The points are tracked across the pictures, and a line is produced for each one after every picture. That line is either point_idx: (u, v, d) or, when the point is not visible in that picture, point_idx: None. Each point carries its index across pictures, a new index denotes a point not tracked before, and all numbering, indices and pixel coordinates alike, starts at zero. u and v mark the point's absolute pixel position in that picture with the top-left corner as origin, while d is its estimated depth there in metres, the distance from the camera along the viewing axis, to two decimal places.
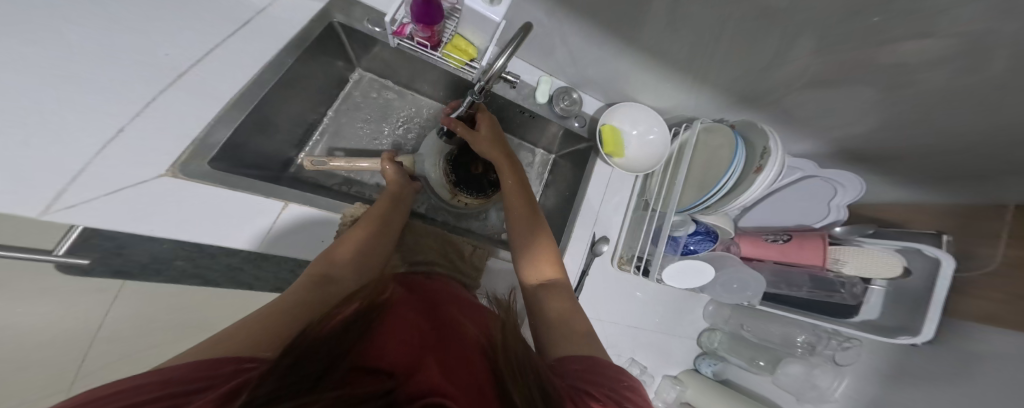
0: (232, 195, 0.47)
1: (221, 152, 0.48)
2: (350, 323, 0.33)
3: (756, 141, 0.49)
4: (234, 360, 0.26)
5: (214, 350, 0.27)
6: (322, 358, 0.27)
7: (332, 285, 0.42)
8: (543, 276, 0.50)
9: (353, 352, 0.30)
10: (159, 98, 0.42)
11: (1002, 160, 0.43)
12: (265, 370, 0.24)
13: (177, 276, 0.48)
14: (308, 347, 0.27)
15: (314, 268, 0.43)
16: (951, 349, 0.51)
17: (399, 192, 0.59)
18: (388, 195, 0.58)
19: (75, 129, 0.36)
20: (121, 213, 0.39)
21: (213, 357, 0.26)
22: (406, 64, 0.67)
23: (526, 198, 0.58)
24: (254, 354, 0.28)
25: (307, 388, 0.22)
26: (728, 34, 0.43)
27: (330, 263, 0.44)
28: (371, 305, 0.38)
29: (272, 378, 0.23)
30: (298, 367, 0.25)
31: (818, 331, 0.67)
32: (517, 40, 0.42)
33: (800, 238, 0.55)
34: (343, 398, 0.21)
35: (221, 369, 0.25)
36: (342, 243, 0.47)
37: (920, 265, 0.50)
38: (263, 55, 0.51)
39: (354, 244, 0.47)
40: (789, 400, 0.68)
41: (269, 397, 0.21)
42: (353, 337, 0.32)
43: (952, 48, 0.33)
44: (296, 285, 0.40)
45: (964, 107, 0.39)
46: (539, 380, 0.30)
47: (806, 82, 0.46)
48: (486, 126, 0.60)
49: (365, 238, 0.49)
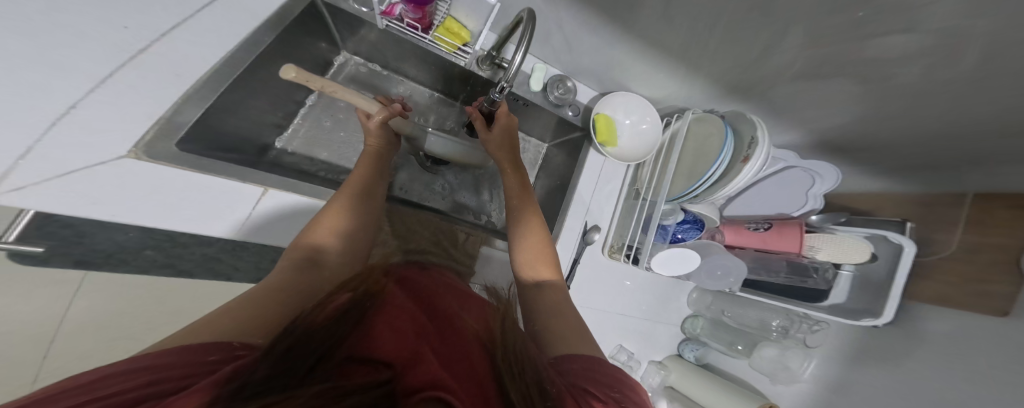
0: (201, 180, 0.43)
1: (191, 133, 0.44)
2: (341, 316, 0.32)
3: (742, 131, 0.52)
4: (224, 347, 0.24)
5: (204, 336, 0.25)
6: (314, 346, 0.25)
7: (320, 268, 0.40)
8: (537, 276, 0.51)
9: (344, 344, 0.28)
10: (117, 74, 0.38)
11: (966, 147, 0.47)
12: (252, 359, 0.23)
13: (146, 265, 0.44)
14: (297, 338, 0.26)
15: (302, 245, 0.42)
16: (906, 326, 0.56)
17: (382, 159, 0.57)
18: (369, 160, 0.56)
19: (21, 107, 0.33)
20: (76, 196, 0.36)
21: (206, 342, 0.24)
22: (393, 45, 0.64)
23: (524, 197, 0.59)
24: (246, 340, 0.26)
25: (296, 376, 0.21)
26: (722, 23, 0.44)
27: (319, 243, 0.43)
28: (365, 294, 0.37)
29: (262, 365, 0.21)
30: (289, 356, 0.23)
31: (791, 315, 0.71)
32: (529, 31, 0.45)
33: (780, 226, 0.58)
34: (332, 388, 0.20)
35: (215, 350, 0.23)
36: (322, 222, 0.45)
37: (886, 249, 0.54)
38: (241, 28, 0.48)
39: (339, 224, 0.46)
40: (763, 381, 0.73)
41: (259, 382, 0.19)
42: (345, 330, 0.30)
43: (930, 43, 0.36)
44: (279, 267, 0.39)
45: (935, 100, 0.42)
46: (537, 379, 0.30)
47: (793, 75, 0.48)
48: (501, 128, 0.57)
49: (352, 215, 0.48)
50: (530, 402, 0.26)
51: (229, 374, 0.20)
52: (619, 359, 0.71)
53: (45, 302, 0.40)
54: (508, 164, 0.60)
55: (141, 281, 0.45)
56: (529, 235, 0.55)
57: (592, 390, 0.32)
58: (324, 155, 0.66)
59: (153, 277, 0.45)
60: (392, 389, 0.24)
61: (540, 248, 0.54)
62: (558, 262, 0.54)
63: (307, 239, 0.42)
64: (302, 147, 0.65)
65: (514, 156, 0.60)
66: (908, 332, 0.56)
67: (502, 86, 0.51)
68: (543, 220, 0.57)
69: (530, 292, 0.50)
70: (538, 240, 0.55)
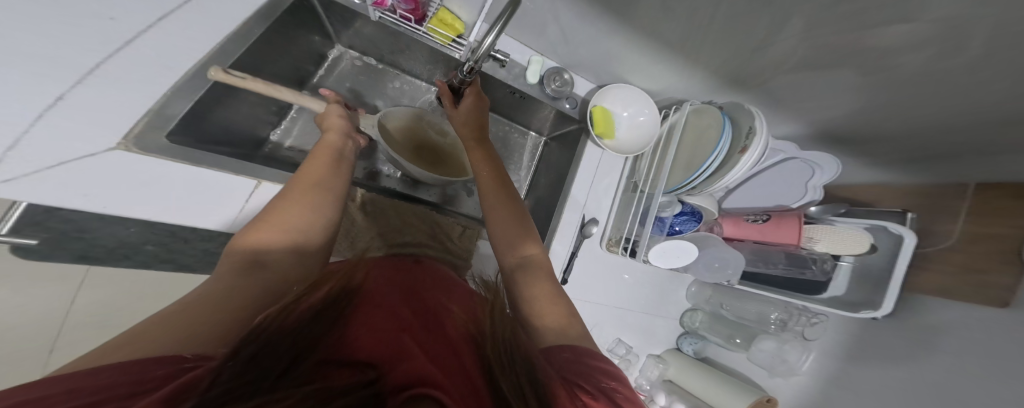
0: (186, 170, 0.43)
1: (182, 125, 0.44)
2: (318, 311, 0.31)
3: (742, 122, 0.51)
4: (168, 362, 0.21)
5: (149, 342, 0.22)
6: (286, 351, 0.24)
7: (269, 273, 0.32)
8: (521, 253, 0.50)
9: (320, 346, 0.27)
10: (108, 63, 0.38)
11: (965, 137, 0.47)
12: (222, 361, 0.21)
13: (148, 260, 0.46)
14: (270, 340, 0.25)
15: (240, 251, 0.32)
16: (907, 317, 0.56)
17: (338, 148, 0.47)
18: (327, 148, 0.46)
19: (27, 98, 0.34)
20: (65, 189, 0.36)
21: (154, 355, 0.21)
22: (387, 38, 0.63)
23: (501, 177, 0.56)
24: (199, 353, 0.22)
25: (268, 382, 0.20)
26: (721, 13, 0.43)
27: (262, 248, 0.34)
28: (340, 292, 0.35)
29: (226, 372, 0.20)
30: (260, 361, 0.22)
31: (789, 308, 0.70)
32: (506, 12, 0.41)
33: (778, 218, 0.58)
34: (318, 391, 0.20)
35: (169, 363, 0.21)
36: (264, 222, 0.35)
37: (885, 242, 0.53)
38: (231, 22, 0.47)
39: (290, 223, 0.36)
40: (761, 375, 0.73)
41: (231, 392, 0.19)
42: (322, 328, 0.29)
43: (933, 32, 0.35)
44: (215, 274, 0.31)
45: (939, 90, 0.41)
46: (527, 363, 0.30)
47: (793, 65, 0.48)
48: (469, 104, 0.57)
49: (312, 213, 0.39)
50: (521, 392, 0.27)
51: (194, 378, 0.19)
52: (618, 353, 0.71)
53: (50, 295, 0.43)
54: (475, 140, 0.57)
55: (132, 275, 0.47)
56: (501, 210, 0.52)
57: (581, 383, 0.33)
58: None
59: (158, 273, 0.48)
60: (377, 389, 0.24)
61: (516, 223, 0.52)
62: (541, 239, 0.53)
63: (248, 242, 0.33)
64: (297, 140, 0.65)
65: (481, 131, 0.58)
66: (907, 325, 0.56)
67: (470, 68, 0.50)
68: (517, 192, 0.56)
69: (515, 279, 0.48)
70: (519, 224, 0.52)
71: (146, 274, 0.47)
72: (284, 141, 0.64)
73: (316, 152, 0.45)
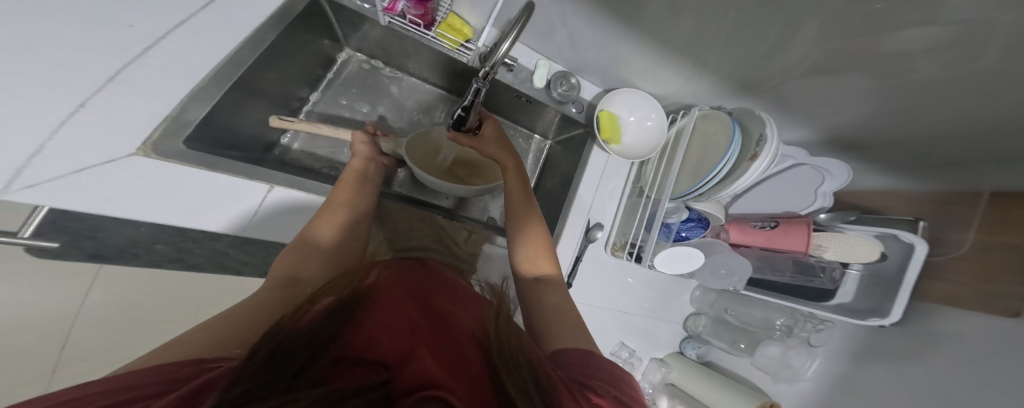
0: (194, 176, 0.43)
1: (199, 131, 0.45)
2: (331, 312, 0.30)
3: (752, 128, 0.50)
4: (195, 362, 0.22)
5: (180, 349, 0.24)
6: (301, 349, 0.24)
7: (304, 284, 0.37)
8: (535, 269, 0.51)
9: (336, 344, 0.27)
10: (126, 72, 0.39)
11: (981, 146, 0.46)
12: (234, 364, 0.21)
13: (159, 259, 0.46)
14: (286, 339, 0.25)
15: (281, 264, 0.39)
16: (917, 326, 0.55)
17: (361, 171, 0.56)
18: (351, 173, 0.55)
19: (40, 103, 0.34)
20: (86, 193, 0.36)
21: (180, 358, 0.22)
22: (396, 42, 0.63)
23: (524, 191, 0.58)
24: (221, 354, 0.24)
25: (285, 382, 0.20)
26: (733, 17, 0.43)
27: (298, 266, 0.39)
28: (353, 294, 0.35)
29: (248, 368, 0.20)
30: (278, 363, 0.22)
31: (796, 314, 0.69)
32: (523, 18, 0.41)
33: (787, 225, 0.58)
34: (334, 393, 0.20)
35: (195, 360, 0.22)
36: (303, 241, 0.43)
37: (896, 249, 0.53)
38: (243, 28, 0.48)
39: (327, 235, 0.45)
40: (766, 380, 0.72)
41: (251, 389, 0.19)
42: (335, 327, 0.29)
43: (952, 37, 0.34)
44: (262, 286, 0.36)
45: (956, 95, 0.40)
46: (533, 368, 0.30)
47: (805, 70, 0.47)
48: (491, 129, 0.59)
49: (341, 231, 0.47)
50: (528, 395, 0.26)
51: (211, 382, 0.19)
52: (621, 356, 0.71)
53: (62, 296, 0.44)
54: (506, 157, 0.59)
55: (147, 277, 0.48)
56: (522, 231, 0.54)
57: (589, 383, 0.33)
58: (325, 152, 0.66)
59: (174, 271, 0.49)
60: (390, 391, 0.24)
61: (535, 236, 0.54)
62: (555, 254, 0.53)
63: (287, 259, 0.40)
64: (305, 143, 0.66)
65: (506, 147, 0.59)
66: (915, 333, 0.55)
67: (485, 75, 0.47)
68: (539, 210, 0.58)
69: (527, 289, 0.49)
70: (534, 238, 0.54)
71: (161, 273, 0.48)
72: (293, 144, 0.64)
73: (345, 176, 0.54)
